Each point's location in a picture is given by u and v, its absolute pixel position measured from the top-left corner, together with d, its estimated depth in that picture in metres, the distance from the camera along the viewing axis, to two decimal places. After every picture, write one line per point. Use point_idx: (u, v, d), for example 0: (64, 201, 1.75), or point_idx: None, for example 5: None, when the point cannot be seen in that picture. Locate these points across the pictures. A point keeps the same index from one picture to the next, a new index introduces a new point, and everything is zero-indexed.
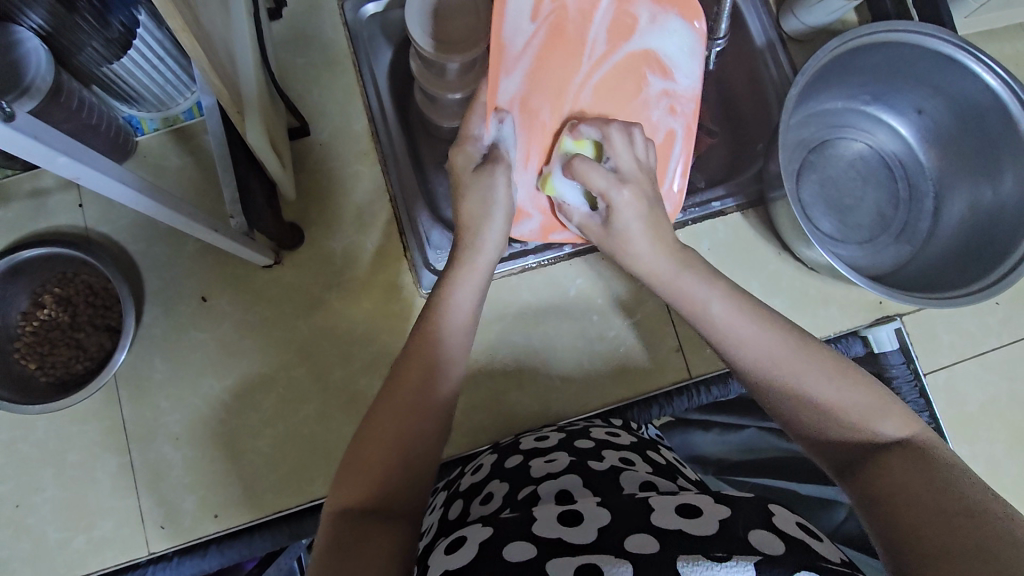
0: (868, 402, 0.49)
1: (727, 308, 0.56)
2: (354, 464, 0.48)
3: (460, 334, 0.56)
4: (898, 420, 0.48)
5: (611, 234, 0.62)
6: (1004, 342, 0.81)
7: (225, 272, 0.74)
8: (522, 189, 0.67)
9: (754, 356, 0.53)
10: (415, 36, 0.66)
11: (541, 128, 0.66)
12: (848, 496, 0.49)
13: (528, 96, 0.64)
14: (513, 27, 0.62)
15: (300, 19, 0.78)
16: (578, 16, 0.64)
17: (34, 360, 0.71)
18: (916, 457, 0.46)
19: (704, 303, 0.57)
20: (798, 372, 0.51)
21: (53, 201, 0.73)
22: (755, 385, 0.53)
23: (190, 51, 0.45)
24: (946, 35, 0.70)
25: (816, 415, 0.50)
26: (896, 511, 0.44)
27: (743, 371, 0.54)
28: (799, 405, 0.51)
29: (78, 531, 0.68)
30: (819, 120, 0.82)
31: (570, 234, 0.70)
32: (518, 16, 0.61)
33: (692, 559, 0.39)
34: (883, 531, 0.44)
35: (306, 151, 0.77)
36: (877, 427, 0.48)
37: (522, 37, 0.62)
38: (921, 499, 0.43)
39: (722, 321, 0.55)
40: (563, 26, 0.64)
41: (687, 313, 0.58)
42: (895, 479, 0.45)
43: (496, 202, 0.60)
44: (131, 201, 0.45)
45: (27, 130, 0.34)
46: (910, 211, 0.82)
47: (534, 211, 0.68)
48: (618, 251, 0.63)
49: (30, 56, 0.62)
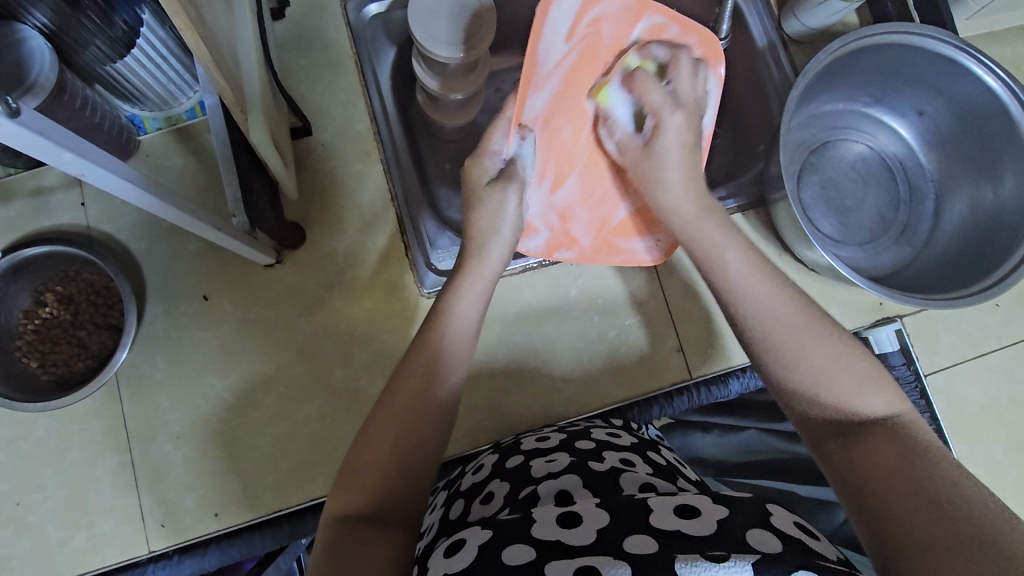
0: (859, 375, 0.49)
1: (742, 256, 0.56)
2: (354, 471, 0.48)
3: (462, 342, 0.55)
4: (887, 396, 0.49)
5: (649, 156, 0.61)
6: (1004, 344, 0.81)
7: (227, 271, 0.74)
8: (533, 204, 0.66)
9: (758, 310, 0.53)
10: (443, 54, 0.67)
11: (561, 146, 0.64)
12: (826, 472, 0.48)
13: (552, 115, 0.62)
14: (548, 45, 0.57)
15: (303, 19, 0.79)
16: (614, 43, 0.60)
17: (35, 358, 0.71)
18: (902, 436, 0.46)
19: (721, 250, 0.57)
20: (802, 340, 0.50)
21: (55, 200, 0.73)
22: (756, 347, 0.52)
23: (195, 49, 0.45)
24: (946, 36, 0.70)
25: (818, 384, 0.49)
26: (881, 501, 0.43)
27: (743, 330, 0.54)
28: (797, 374, 0.50)
29: (78, 529, 0.68)
30: (820, 122, 0.82)
31: (575, 253, 0.70)
32: (555, 34, 0.57)
33: (691, 559, 0.39)
34: (866, 517, 0.43)
35: (309, 150, 0.77)
36: (868, 402, 0.48)
37: (555, 57, 0.58)
38: (906, 487, 0.43)
39: (739, 268, 0.56)
40: (598, 50, 0.60)
41: (703, 258, 0.58)
42: (879, 462, 0.45)
43: (505, 216, 0.60)
44: (134, 198, 0.45)
45: (33, 127, 0.34)
46: (910, 213, 0.82)
47: (542, 226, 0.68)
48: (650, 176, 0.61)
49: (34, 54, 0.62)
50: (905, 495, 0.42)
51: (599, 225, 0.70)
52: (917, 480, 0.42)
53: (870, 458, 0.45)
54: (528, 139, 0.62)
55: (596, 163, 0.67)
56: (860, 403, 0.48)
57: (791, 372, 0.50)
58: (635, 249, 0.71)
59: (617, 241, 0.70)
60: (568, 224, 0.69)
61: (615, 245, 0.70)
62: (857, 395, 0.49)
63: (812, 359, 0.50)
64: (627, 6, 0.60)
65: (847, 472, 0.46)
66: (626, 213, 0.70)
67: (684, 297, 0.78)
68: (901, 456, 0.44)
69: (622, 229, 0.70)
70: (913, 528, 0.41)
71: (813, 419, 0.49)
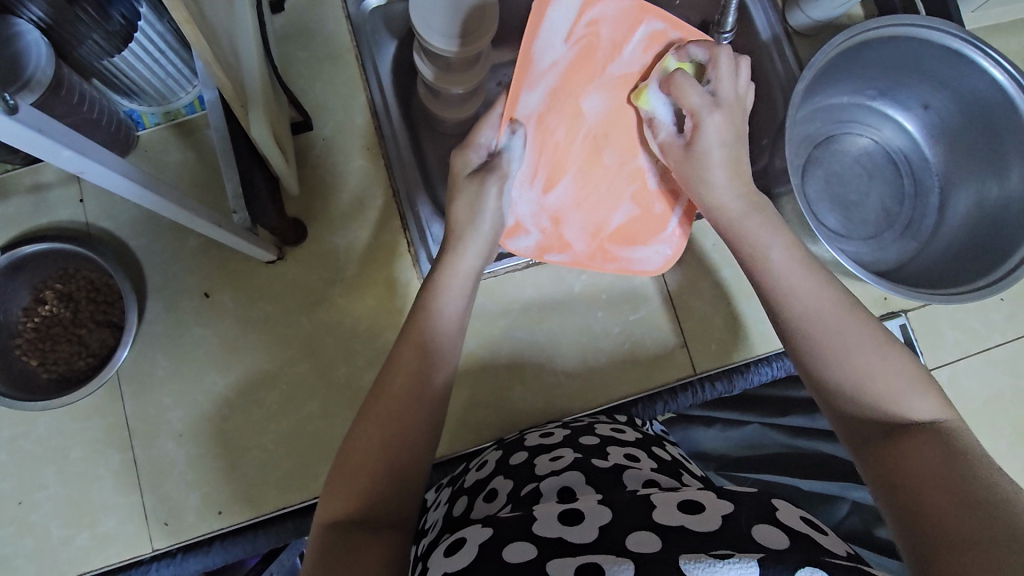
0: (905, 373, 0.49)
1: (789, 254, 0.56)
2: (344, 475, 0.48)
3: (449, 339, 0.55)
4: (933, 402, 0.48)
5: (691, 157, 0.59)
6: (1007, 339, 0.81)
7: (228, 268, 0.73)
8: (525, 204, 0.65)
9: (807, 304, 0.53)
10: (443, 48, 0.65)
11: (553, 147, 0.64)
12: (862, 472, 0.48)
13: (546, 113, 0.62)
14: (544, 43, 0.59)
15: (303, 12, 0.78)
16: (612, 46, 0.61)
17: (35, 356, 0.70)
18: (948, 440, 0.45)
19: (766, 247, 0.57)
20: (849, 334, 0.50)
21: (52, 197, 0.73)
22: (796, 338, 0.53)
23: (194, 42, 0.44)
24: (953, 30, 0.70)
25: (859, 379, 0.49)
26: (916, 497, 0.43)
27: (786, 324, 0.53)
28: (840, 374, 0.50)
29: (81, 528, 0.68)
30: (825, 115, 0.81)
31: (567, 257, 0.69)
32: (552, 34, 0.59)
33: (695, 557, 0.38)
34: (900, 510, 0.43)
35: (309, 145, 0.76)
36: (915, 403, 0.48)
37: (551, 55, 0.60)
38: (944, 490, 0.42)
39: (780, 268, 0.55)
40: (596, 52, 0.61)
41: (745, 255, 0.58)
42: (913, 461, 0.44)
43: (484, 209, 0.59)
44: (133, 194, 0.45)
45: (30, 123, 0.34)
46: (915, 207, 0.81)
47: (533, 228, 0.67)
48: (693, 177, 0.60)
49: (30, 48, 0.61)
50: (940, 492, 0.42)
51: (593, 231, 0.69)
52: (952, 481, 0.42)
53: (910, 453, 0.45)
54: (518, 133, 0.61)
55: (592, 166, 0.66)
56: (908, 405, 0.48)
57: (834, 372, 0.50)
58: (631, 258, 0.71)
59: (611, 248, 0.70)
60: (561, 227, 0.68)
61: (609, 253, 0.70)
62: (908, 396, 0.48)
63: (858, 354, 0.50)
64: (626, 10, 0.60)
65: (884, 470, 0.46)
66: (621, 221, 0.69)
67: (689, 293, 0.78)
68: (945, 454, 0.44)
69: (616, 238, 0.69)
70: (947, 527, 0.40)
71: (855, 417, 0.49)
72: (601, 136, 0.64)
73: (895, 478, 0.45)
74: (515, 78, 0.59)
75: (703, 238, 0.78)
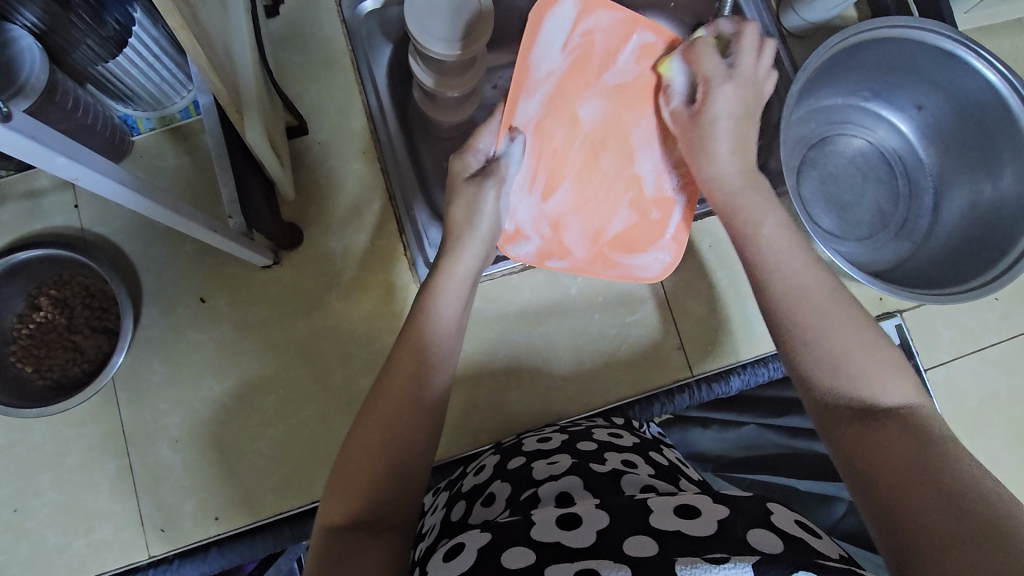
0: (880, 362, 0.49)
1: (778, 231, 0.56)
2: (344, 477, 0.48)
3: (447, 341, 0.55)
4: (904, 388, 0.48)
5: (697, 125, 0.60)
6: (1002, 338, 0.81)
7: (224, 273, 0.73)
8: (524, 210, 0.66)
9: (791, 289, 0.52)
10: (438, 49, 0.65)
11: (551, 153, 0.65)
12: (836, 458, 0.48)
13: (543, 120, 0.63)
14: (541, 52, 0.60)
15: (298, 16, 0.78)
16: (607, 55, 0.62)
17: (30, 363, 0.70)
18: (922, 426, 0.45)
19: (754, 226, 0.56)
20: (829, 320, 0.50)
21: (47, 202, 0.72)
22: (776, 321, 0.52)
23: (189, 48, 0.44)
24: (946, 30, 0.70)
25: (836, 362, 0.49)
26: (897, 490, 0.42)
27: (770, 309, 0.53)
28: (820, 357, 0.49)
29: (77, 535, 0.68)
30: (820, 117, 0.81)
31: (567, 263, 0.69)
32: (549, 44, 0.60)
33: (691, 562, 0.38)
34: (879, 503, 0.43)
35: (305, 149, 0.76)
36: (892, 390, 0.48)
37: (548, 64, 0.61)
38: (923, 480, 0.42)
39: (769, 244, 0.55)
40: (590, 61, 0.62)
41: (733, 234, 0.58)
42: (893, 452, 0.44)
43: (481, 212, 0.59)
44: (127, 200, 0.44)
45: (24, 130, 0.34)
46: (909, 208, 0.82)
47: (533, 233, 0.67)
48: (699, 144, 0.60)
49: (24, 55, 0.61)
50: (914, 485, 0.42)
51: (593, 237, 0.69)
52: (932, 471, 0.42)
53: (888, 442, 0.45)
54: (517, 141, 0.61)
55: (590, 173, 0.67)
56: (881, 390, 0.48)
57: (814, 356, 0.50)
58: (631, 263, 0.70)
59: (611, 254, 0.70)
60: (561, 232, 0.69)
61: (610, 258, 0.70)
62: (879, 380, 0.48)
63: (834, 338, 0.50)
64: (620, 20, 0.60)
65: (861, 458, 0.45)
66: (619, 227, 0.69)
67: (685, 294, 0.78)
68: (917, 445, 0.44)
69: (615, 244, 0.70)
70: (928, 518, 0.40)
71: (831, 402, 0.48)
72: (598, 143, 0.65)
73: (873, 472, 0.44)
74: (514, 85, 0.59)
75: (699, 240, 0.79)
